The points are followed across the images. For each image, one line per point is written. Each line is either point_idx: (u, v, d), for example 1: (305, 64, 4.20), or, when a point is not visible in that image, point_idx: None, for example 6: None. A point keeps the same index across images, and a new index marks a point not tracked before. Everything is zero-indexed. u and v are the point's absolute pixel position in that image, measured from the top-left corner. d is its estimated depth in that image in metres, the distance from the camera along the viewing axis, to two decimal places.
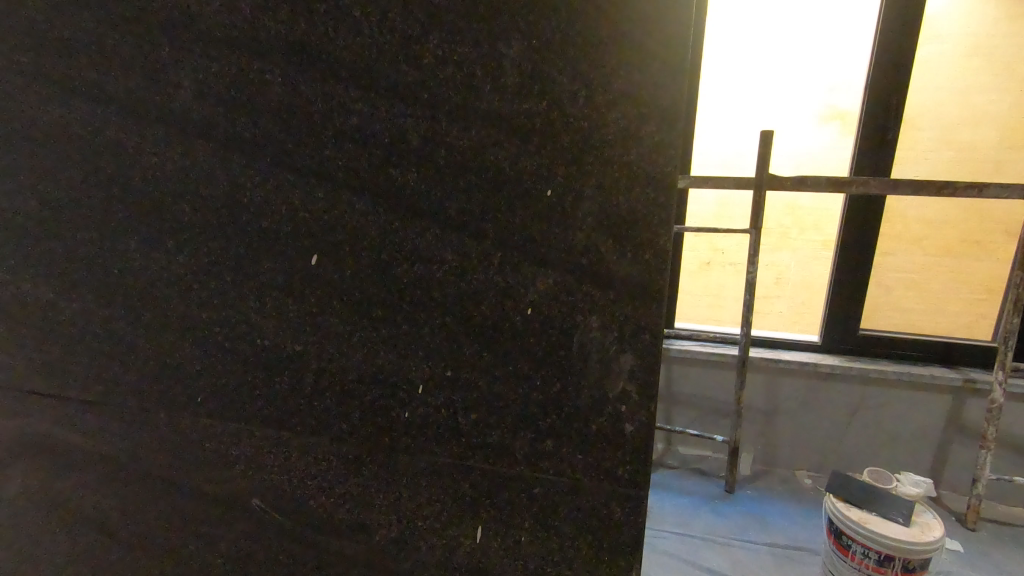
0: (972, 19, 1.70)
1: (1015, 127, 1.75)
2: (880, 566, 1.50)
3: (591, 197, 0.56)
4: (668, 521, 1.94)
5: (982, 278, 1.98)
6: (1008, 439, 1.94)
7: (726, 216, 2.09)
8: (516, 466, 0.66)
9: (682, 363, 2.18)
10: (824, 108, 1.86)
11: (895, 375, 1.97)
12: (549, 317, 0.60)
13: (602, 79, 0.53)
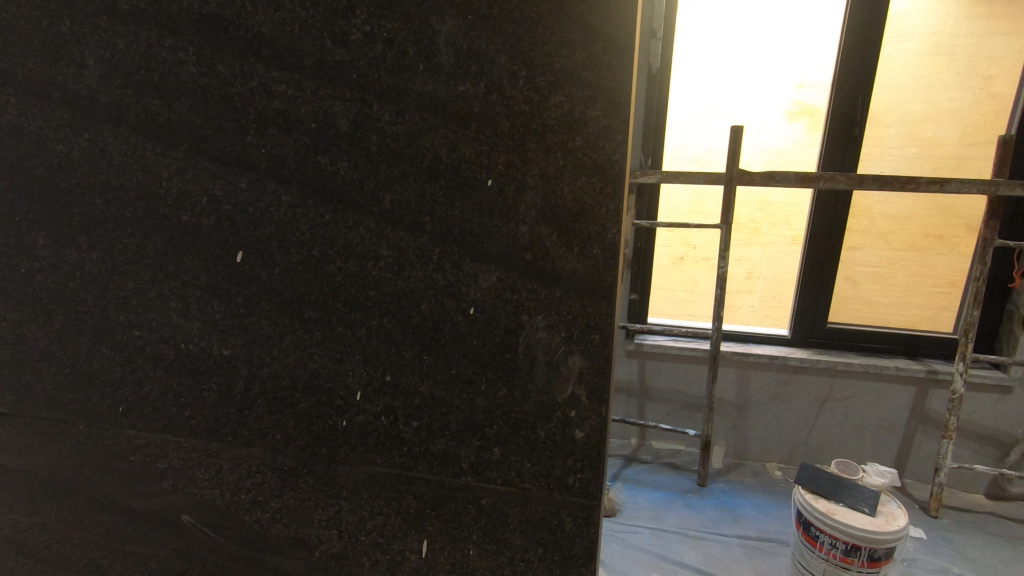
0: (935, 16, 1.71)
1: (976, 123, 1.78)
2: (847, 556, 1.51)
3: (534, 187, 0.52)
4: (641, 515, 1.93)
5: (945, 271, 2.00)
6: (969, 429, 1.97)
7: (698, 211, 2.07)
8: (461, 475, 0.62)
9: (653, 359, 2.17)
10: (792, 103, 1.85)
11: (861, 367, 1.99)
12: (493, 317, 0.56)
13: (543, 59, 0.49)
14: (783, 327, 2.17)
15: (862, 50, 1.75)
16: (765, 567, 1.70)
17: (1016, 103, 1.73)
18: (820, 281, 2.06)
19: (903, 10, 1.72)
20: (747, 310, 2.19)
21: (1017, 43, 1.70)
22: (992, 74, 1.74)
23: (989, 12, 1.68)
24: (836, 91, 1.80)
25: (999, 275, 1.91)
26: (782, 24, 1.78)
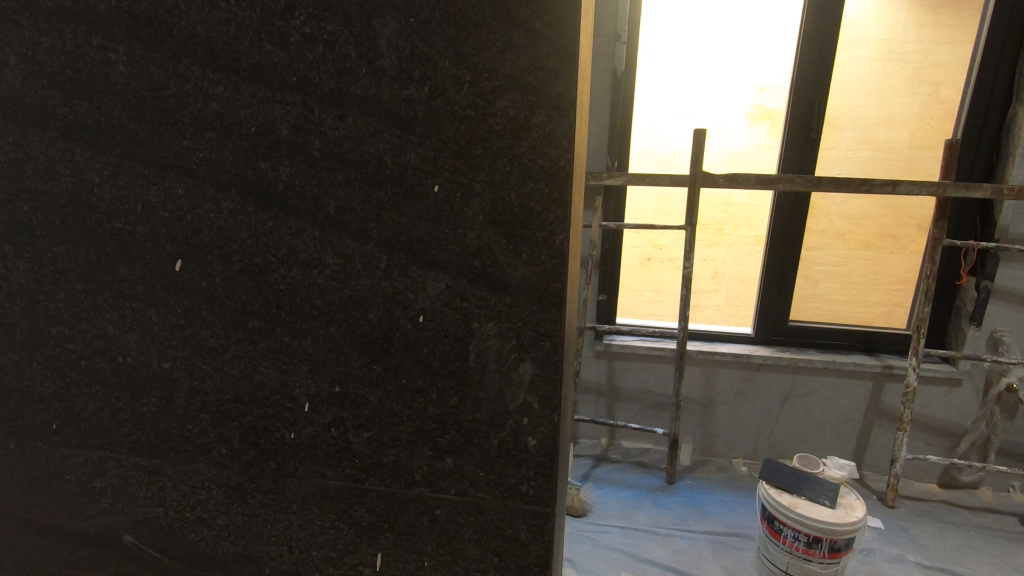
0: (884, 25, 1.77)
1: (924, 127, 1.85)
2: (809, 547, 1.55)
3: (480, 193, 0.51)
4: (611, 515, 1.94)
5: (898, 270, 2.07)
6: (922, 421, 2.05)
7: (664, 212, 2.09)
8: (414, 486, 0.61)
9: (621, 359, 2.19)
10: (752, 107, 1.90)
11: (820, 364, 2.05)
12: (443, 325, 0.55)
13: (487, 63, 0.48)
14: (746, 326, 2.22)
15: (816, 57, 1.80)
16: (732, 562, 1.73)
17: (961, 108, 1.81)
18: (781, 280, 2.11)
19: (855, 18, 1.78)
20: (713, 309, 2.22)
21: (960, 51, 1.78)
22: (939, 81, 1.81)
23: (934, 21, 1.75)
24: (793, 97, 1.85)
25: (947, 273, 1.99)
26: (741, 30, 1.82)
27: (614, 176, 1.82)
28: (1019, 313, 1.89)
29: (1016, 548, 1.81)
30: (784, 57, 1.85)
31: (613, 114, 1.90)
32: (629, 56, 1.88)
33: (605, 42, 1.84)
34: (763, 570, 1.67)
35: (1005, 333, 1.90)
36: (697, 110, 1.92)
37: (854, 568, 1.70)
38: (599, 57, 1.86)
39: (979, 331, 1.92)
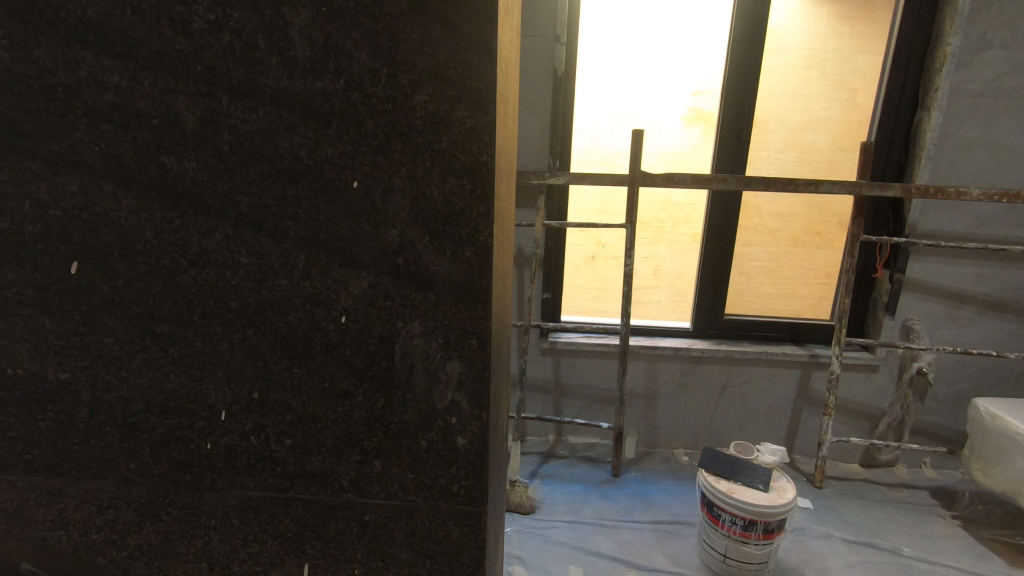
0: (805, 33, 1.88)
1: (844, 131, 1.97)
2: (746, 530, 1.62)
3: (402, 189, 0.50)
4: (559, 510, 1.96)
5: (823, 265, 2.19)
6: (846, 406, 2.18)
7: (607, 211, 2.13)
8: (341, 493, 0.59)
9: (567, 355, 2.21)
10: (686, 109, 1.96)
11: (753, 354, 2.15)
12: (367, 325, 0.53)
13: (404, 56, 0.47)
14: (685, 320, 2.29)
15: (744, 62, 1.89)
16: (675, 549, 1.79)
17: (874, 114, 1.94)
18: (716, 276, 2.20)
19: (778, 27, 1.87)
20: (655, 305, 2.29)
21: (872, 61, 1.91)
22: (854, 87, 1.94)
23: (849, 32, 1.87)
24: (724, 99, 1.93)
25: (865, 266, 2.13)
26: (674, 34, 1.88)
27: (556, 176, 1.83)
28: (927, 302, 2.05)
29: (929, 519, 1.96)
30: (715, 62, 1.92)
31: (555, 113, 1.90)
32: (569, 57, 1.90)
33: (545, 42, 1.84)
34: (704, 555, 1.73)
35: (915, 321, 2.06)
36: (634, 111, 1.96)
37: (787, 548, 1.80)
38: (539, 57, 1.86)
39: (893, 320, 2.07)
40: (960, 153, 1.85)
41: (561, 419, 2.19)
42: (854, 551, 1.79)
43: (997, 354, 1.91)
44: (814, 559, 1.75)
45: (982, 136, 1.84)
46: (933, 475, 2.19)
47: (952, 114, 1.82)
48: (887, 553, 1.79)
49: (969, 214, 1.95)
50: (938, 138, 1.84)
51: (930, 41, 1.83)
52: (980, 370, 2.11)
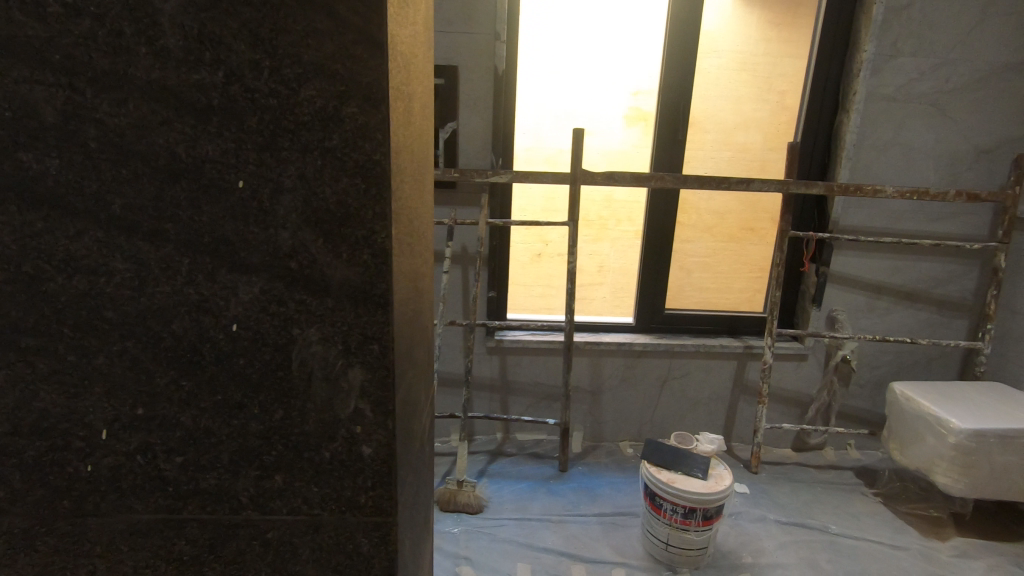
0: (735, 37, 1.95)
1: (775, 132, 2.06)
2: (686, 518, 1.67)
3: (291, 189, 0.47)
4: (506, 508, 1.96)
5: (756, 259, 2.28)
6: (779, 393, 2.29)
7: (552, 209, 2.13)
8: (240, 510, 0.55)
9: (513, 353, 2.21)
10: (626, 109, 2.00)
11: (692, 347, 2.21)
12: (260, 333, 0.51)
13: (287, 47, 0.44)
14: (627, 315, 2.33)
15: (679, 64, 1.93)
16: (620, 540, 1.83)
17: (799, 115, 2.04)
18: (657, 272, 2.25)
19: (710, 30, 1.94)
20: (600, 301, 2.32)
21: (797, 65, 2.01)
22: (781, 90, 2.03)
23: (775, 36, 1.96)
24: (661, 100, 1.98)
25: (793, 260, 2.23)
26: (611, 35, 1.90)
27: (499, 174, 1.82)
28: (849, 293, 2.17)
29: (854, 497, 2.08)
30: (651, 63, 1.97)
31: (497, 112, 1.88)
32: (509, 55, 1.88)
33: (485, 39, 1.81)
34: (647, 544, 1.77)
35: (839, 311, 2.18)
36: (574, 110, 1.97)
37: (725, 532, 1.87)
38: (479, 53, 1.83)
39: (820, 311, 2.18)
40: (875, 153, 1.97)
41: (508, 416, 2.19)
42: (786, 531, 1.88)
43: (911, 341, 2.04)
44: (749, 542, 1.83)
45: (894, 137, 1.96)
46: (857, 456, 2.33)
47: (868, 117, 1.93)
48: (815, 531, 1.89)
49: (884, 211, 2.07)
50: (856, 139, 1.95)
51: (848, 47, 1.94)
52: (897, 355, 2.26)
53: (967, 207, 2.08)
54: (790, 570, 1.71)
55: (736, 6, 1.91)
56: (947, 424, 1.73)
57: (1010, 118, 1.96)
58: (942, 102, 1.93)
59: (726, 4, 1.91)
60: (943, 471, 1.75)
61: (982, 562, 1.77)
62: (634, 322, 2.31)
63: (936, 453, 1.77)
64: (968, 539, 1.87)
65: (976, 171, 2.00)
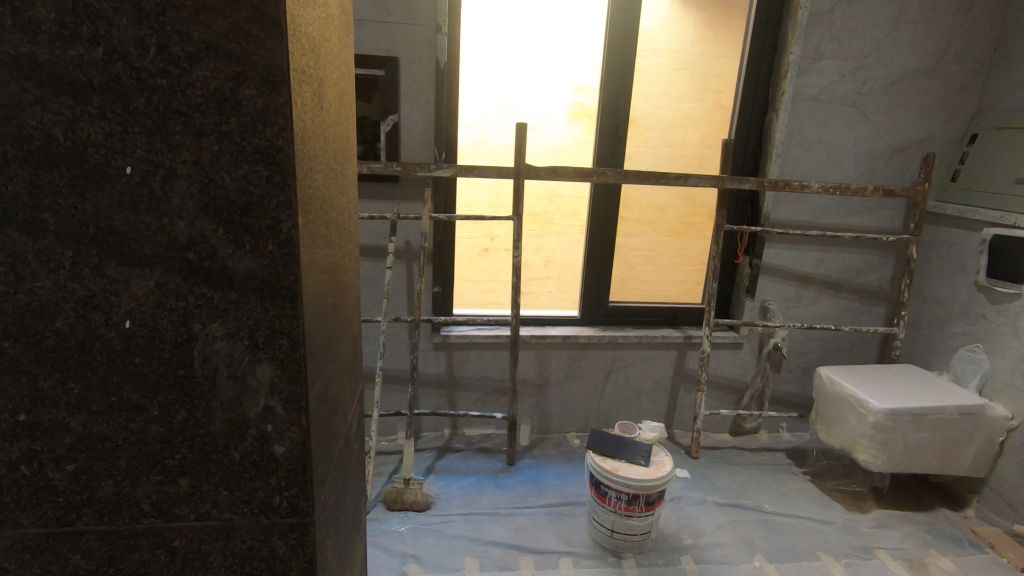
0: (672, 36, 2.00)
1: (710, 129, 2.14)
2: (629, 505, 1.71)
3: (186, 175, 0.44)
4: (455, 503, 1.94)
5: (695, 252, 2.36)
6: (716, 381, 2.38)
7: (499, 204, 2.13)
8: (142, 519, 0.52)
9: (460, 348, 2.19)
10: (569, 105, 2.02)
11: (635, 338, 2.26)
12: (157, 329, 0.47)
13: (177, 25, 0.42)
14: (572, 308, 2.36)
15: (619, 60, 1.96)
16: (567, 529, 1.85)
17: (733, 114, 2.12)
18: (601, 265, 2.29)
19: (648, 28, 1.98)
20: (546, 295, 2.34)
21: (730, 65, 2.09)
22: (716, 89, 2.11)
23: (710, 37, 2.03)
24: (603, 96, 2.00)
25: (728, 253, 2.32)
26: (552, 30, 1.91)
27: (442, 168, 1.80)
28: (780, 284, 2.28)
29: (785, 477, 2.19)
30: (591, 59, 1.99)
31: (439, 106, 1.85)
32: (450, 47, 1.84)
33: (426, 31, 1.77)
34: (593, 531, 1.80)
35: (771, 301, 2.28)
36: (516, 105, 1.97)
37: (667, 517, 1.93)
38: (419, 45, 1.78)
39: (753, 301, 2.28)
40: (802, 151, 2.07)
41: (455, 412, 2.17)
42: (724, 513, 1.96)
43: (836, 328, 2.17)
44: (690, 524, 1.89)
45: (818, 136, 2.07)
46: (788, 438, 2.46)
47: (795, 116, 2.03)
48: (751, 511, 1.98)
49: (809, 205, 2.19)
50: (784, 137, 2.04)
51: (776, 49, 2.03)
52: (823, 342, 2.39)
53: (881, 201, 2.22)
54: (727, 549, 1.79)
55: (673, 6, 1.97)
56: (867, 405, 1.85)
57: (919, 120, 2.11)
58: (861, 102, 2.05)
59: (664, 4, 1.96)
60: (864, 449, 1.87)
61: (898, 531, 1.91)
62: (579, 315, 2.34)
63: (857, 432, 1.89)
64: (886, 511, 2.02)
65: (890, 169, 2.15)
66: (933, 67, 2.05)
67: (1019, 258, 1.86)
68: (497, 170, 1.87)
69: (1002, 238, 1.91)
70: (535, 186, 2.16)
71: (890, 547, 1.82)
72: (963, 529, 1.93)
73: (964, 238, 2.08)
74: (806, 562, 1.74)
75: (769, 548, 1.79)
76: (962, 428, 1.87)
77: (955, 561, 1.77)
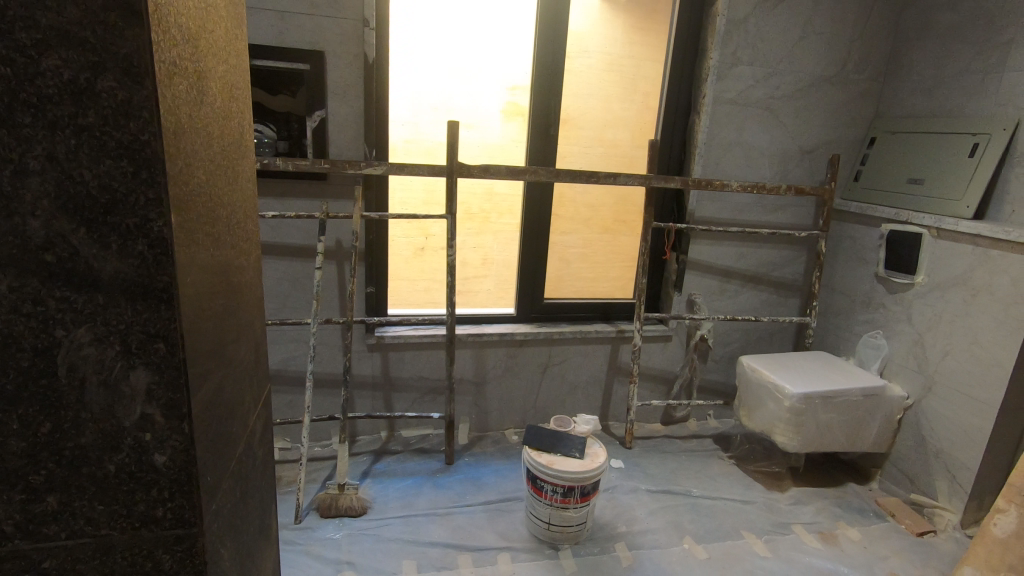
0: (601, 38, 2.06)
1: (640, 130, 2.23)
2: (565, 497, 1.74)
3: (40, 171, 0.42)
4: (392, 506, 1.91)
5: (627, 249, 2.44)
6: (648, 372, 2.46)
7: (434, 202, 2.11)
8: (4, 543, 0.48)
9: (395, 349, 2.16)
10: (502, 103, 2.03)
11: (570, 334, 2.31)
12: (12, 337, 0.44)
13: (23, 11, 0.39)
14: (509, 305, 2.38)
15: (550, 61, 1.99)
16: (505, 525, 1.87)
17: (659, 115, 2.20)
18: (536, 263, 2.31)
19: (578, 30, 2.03)
20: (484, 293, 2.34)
21: (656, 68, 2.17)
22: (644, 91, 2.19)
23: (637, 40, 2.11)
24: (535, 95, 2.03)
25: (657, 249, 2.42)
26: (481, 28, 1.91)
27: (373, 166, 1.76)
28: (705, 278, 2.39)
29: (712, 462, 2.31)
30: (522, 59, 2.01)
31: (368, 102, 1.79)
32: (379, 43, 1.79)
33: (353, 25, 1.71)
34: (531, 526, 1.82)
35: (697, 295, 2.39)
36: (449, 104, 1.96)
37: (602, 506, 1.98)
38: (347, 39, 1.72)
39: (681, 295, 2.38)
40: (723, 151, 2.18)
41: (391, 414, 2.14)
42: (656, 499, 2.04)
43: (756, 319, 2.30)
44: (623, 512, 1.95)
45: (737, 138, 2.18)
46: (714, 424, 2.58)
47: (716, 118, 2.13)
48: (680, 496, 2.07)
49: (729, 203, 2.31)
50: (706, 138, 2.15)
51: (697, 54, 2.13)
52: (744, 332, 2.53)
53: (792, 200, 2.37)
54: (659, 534, 1.86)
55: (602, 9, 2.02)
56: (783, 390, 1.98)
57: (826, 124, 2.27)
58: (775, 106, 2.18)
59: (592, 7, 2.01)
60: (782, 432, 2.00)
61: (812, 506, 2.05)
62: (515, 313, 2.36)
63: (775, 416, 2.01)
64: (802, 488, 2.16)
65: (801, 168, 2.29)
66: (838, 74, 2.22)
67: (912, 253, 2.03)
68: (430, 168, 1.85)
69: (897, 233, 2.08)
70: (471, 184, 2.16)
71: (805, 521, 1.95)
72: (868, 501, 2.10)
73: (865, 233, 2.24)
74: (730, 541, 1.84)
75: (697, 530, 1.88)
76: (865, 408, 2.04)
77: (861, 530, 1.92)
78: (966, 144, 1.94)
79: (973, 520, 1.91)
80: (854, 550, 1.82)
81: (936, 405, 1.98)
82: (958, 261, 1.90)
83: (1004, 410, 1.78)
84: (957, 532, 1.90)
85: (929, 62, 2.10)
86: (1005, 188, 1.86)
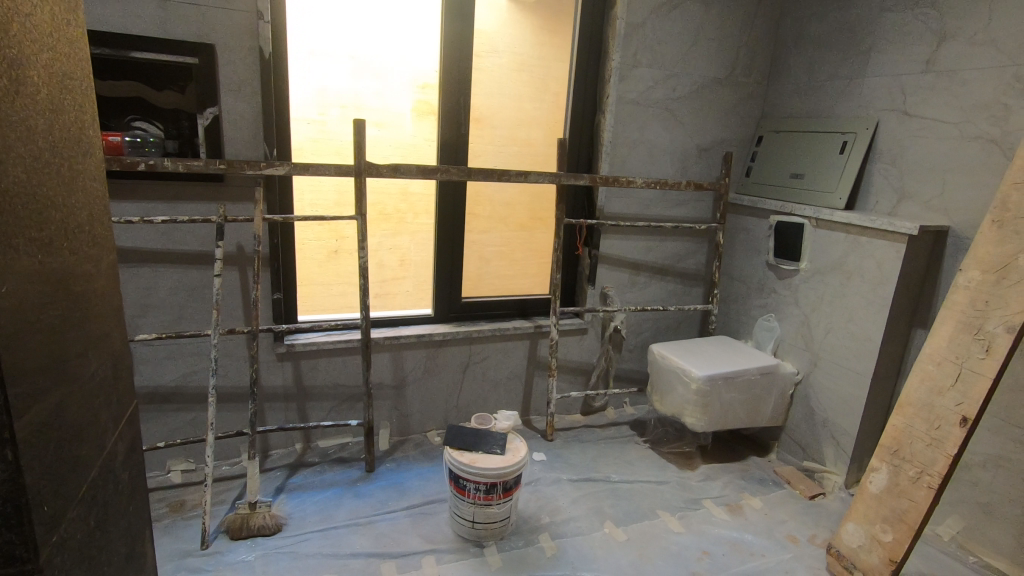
0: (508, 38, 2.08)
1: (550, 128, 2.27)
2: (488, 494, 1.75)
3: None
4: (310, 521, 1.83)
5: (542, 245, 2.49)
6: (566, 365, 2.53)
7: (345, 203, 2.03)
8: None
9: (309, 356, 2.07)
10: (412, 102, 2.00)
11: (489, 331, 2.32)
12: None
13: None
14: (427, 306, 2.35)
15: (459, 60, 1.99)
16: (430, 528, 1.85)
17: (568, 114, 2.26)
18: (453, 262, 2.29)
19: (485, 29, 2.03)
20: (402, 295, 2.29)
21: (563, 68, 2.23)
22: (554, 91, 2.24)
23: (543, 41, 2.15)
24: (445, 94, 2.01)
25: (570, 245, 2.48)
26: (394, 26, 1.89)
27: (275, 167, 1.67)
28: (617, 271, 2.48)
29: (629, 447, 2.41)
30: (430, 56, 1.99)
31: (267, 99, 1.70)
32: (275, 38, 1.71)
33: (246, 18, 1.62)
34: (455, 526, 1.82)
35: (610, 287, 2.48)
36: (357, 102, 1.89)
37: (526, 499, 2.01)
38: (239, 32, 1.62)
39: (595, 288, 2.46)
40: (628, 149, 2.27)
41: (306, 425, 2.05)
42: (577, 488, 2.10)
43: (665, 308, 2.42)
44: (547, 504, 1.99)
45: (641, 136, 2.28)
46: (630, 411, 2.70)
47: (620, 117, 2.22)
48: (601, 482, 2.14)
49: (635, 198, 2.41)
50: (612, 136, 2.23)
51: (601, 55, 2.21)
52: (655, 321, 2.65)
53: (692, 195, 2.52)
54: (581, 521, 1.91)
55: (507, 9, 2.05)
56: (690, 373, 2.10)
57: (720, 123, 2.43)
58: (673, 106, 2.30)
59: (499, 6, 2.03)
60: (691, 413, 2.11)
61: (720, 481, 2.18)
62: (434, 313, 2.34)
63: (684, 399, 2.13)
64: (710, 464, 2.31)
65: (700, 165, 2.44)
66: (728, 77, 2.38)
67: (798, 241, 2.22)
68: (336, 168, 1.79)
69: (784, 224, 2.26)
70: (384, 184, 2.10)
71: (714, 496, 2.08)
72: (768, 471, 2.27)
73: (756, 224, 2.42)
74: (647, 521, 1.92)
75: (617, 514, 1.96)
76: (762, 385, 2.20)
77: (762, 499, 2.08)
78: (837, 142, 2.15)
79: (854, 480, 2.13)
80: (757, 517, 1.96)
81: (821, 379, 2.18)
82: (835, 248, 2.09)
83: (875, 378, 1.99)
84: (842, 492, 2.10)
85: (804, 67, 2.30)
86: (870, 181, 2.08)
